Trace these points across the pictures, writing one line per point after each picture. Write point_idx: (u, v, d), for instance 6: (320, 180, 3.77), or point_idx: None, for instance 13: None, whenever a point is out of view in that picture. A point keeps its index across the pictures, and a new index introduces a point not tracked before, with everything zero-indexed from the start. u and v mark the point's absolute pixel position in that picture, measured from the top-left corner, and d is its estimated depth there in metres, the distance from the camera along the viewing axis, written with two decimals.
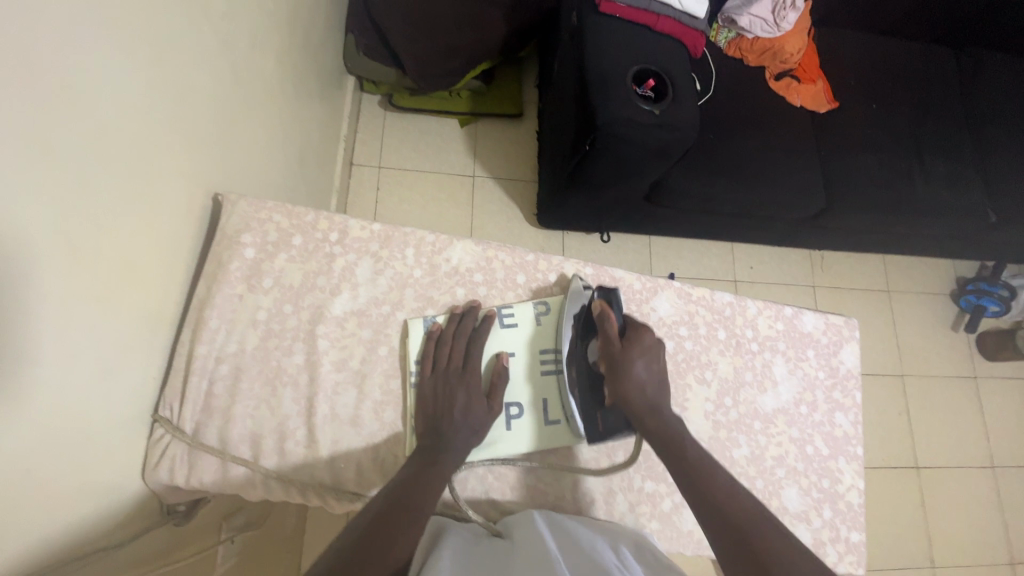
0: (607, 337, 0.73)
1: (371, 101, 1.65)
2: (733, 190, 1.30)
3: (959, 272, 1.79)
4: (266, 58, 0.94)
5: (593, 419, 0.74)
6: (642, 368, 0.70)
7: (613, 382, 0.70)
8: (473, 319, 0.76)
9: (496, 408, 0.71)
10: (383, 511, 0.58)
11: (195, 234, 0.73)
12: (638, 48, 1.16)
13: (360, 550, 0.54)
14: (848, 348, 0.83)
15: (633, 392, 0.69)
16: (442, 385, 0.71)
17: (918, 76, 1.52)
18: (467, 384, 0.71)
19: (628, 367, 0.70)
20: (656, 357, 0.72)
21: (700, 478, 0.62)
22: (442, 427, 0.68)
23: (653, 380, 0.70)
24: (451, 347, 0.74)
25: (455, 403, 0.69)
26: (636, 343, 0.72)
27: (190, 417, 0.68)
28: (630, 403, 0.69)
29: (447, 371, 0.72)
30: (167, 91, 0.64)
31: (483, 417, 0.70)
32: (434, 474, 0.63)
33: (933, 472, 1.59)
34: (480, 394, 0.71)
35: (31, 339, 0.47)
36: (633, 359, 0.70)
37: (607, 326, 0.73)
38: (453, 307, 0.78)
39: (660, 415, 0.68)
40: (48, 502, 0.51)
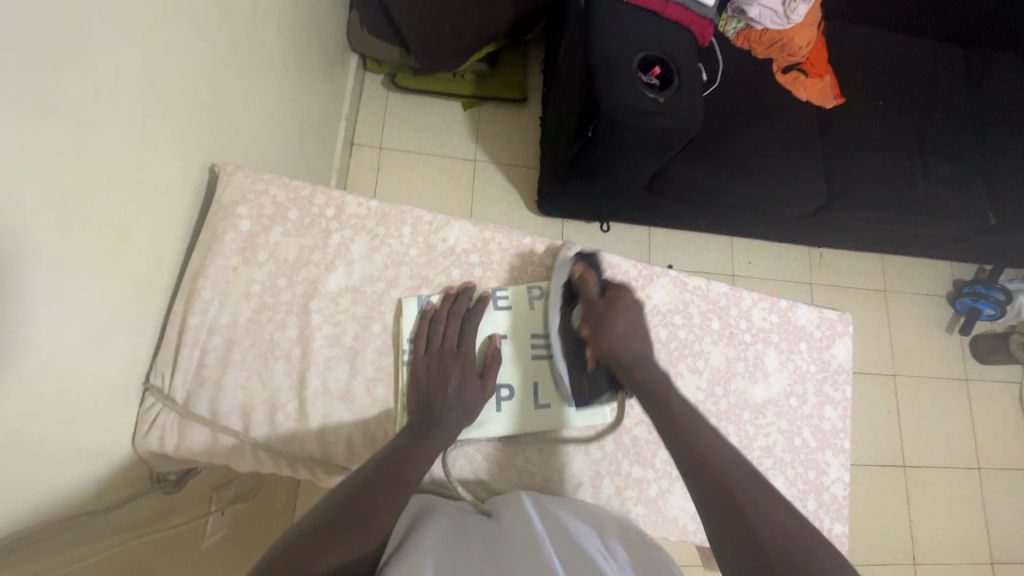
0: (588, 297, 0.74)
1: (374, 80, 1.63)
2: (734, 184, 1.30)
3: (956, 275, 1.80)
4: (268, 29, 0.93)
5: (581, 382, 0.75)
6: (622, 326, 0.72)
7: (598, 339, 0.71)
8: (468, 299, 0.76)
9: (489, 388, 0.72)
10: (367, 485, 0.58)
11: (190, 204, 0.73)
12: (645, 34, 1.14)
13: (337, 525, 0.54)
14: (840, 342, 0.83)
15: (619, 348, 0.70)
16: (436, 363, 0.71)
17: (926, 74, 1.51)
18: (462, 364, 0.72)
19: (610, 323, 0.71)
20: (637, 315, 0.74)
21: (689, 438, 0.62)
22: (435, 405, 0.68)
23: (635, 335, 0.72)
24: (446, 326, 0.74)
25: (449, 381, 0.70)
26: (618, 301, 0.73)
27: (182, 387, 0.68)
28: (618, 357, 0.70)
29: (443, 350, 0.72)
30: (165, 56, 0.63)
31: (476, 397, 0.70)
32: (424, 448, 0.64)
33: (919, 472, 1.60)
34: (474, 374, 0.71)
35: (24, 299, 0.47)
36: (616, 317, 0.72)
37: (587, 288, 0.75)
38: (448, 287, 0.78)
39: (646, 365, 0.70)
40: (37, 464, 0.51)
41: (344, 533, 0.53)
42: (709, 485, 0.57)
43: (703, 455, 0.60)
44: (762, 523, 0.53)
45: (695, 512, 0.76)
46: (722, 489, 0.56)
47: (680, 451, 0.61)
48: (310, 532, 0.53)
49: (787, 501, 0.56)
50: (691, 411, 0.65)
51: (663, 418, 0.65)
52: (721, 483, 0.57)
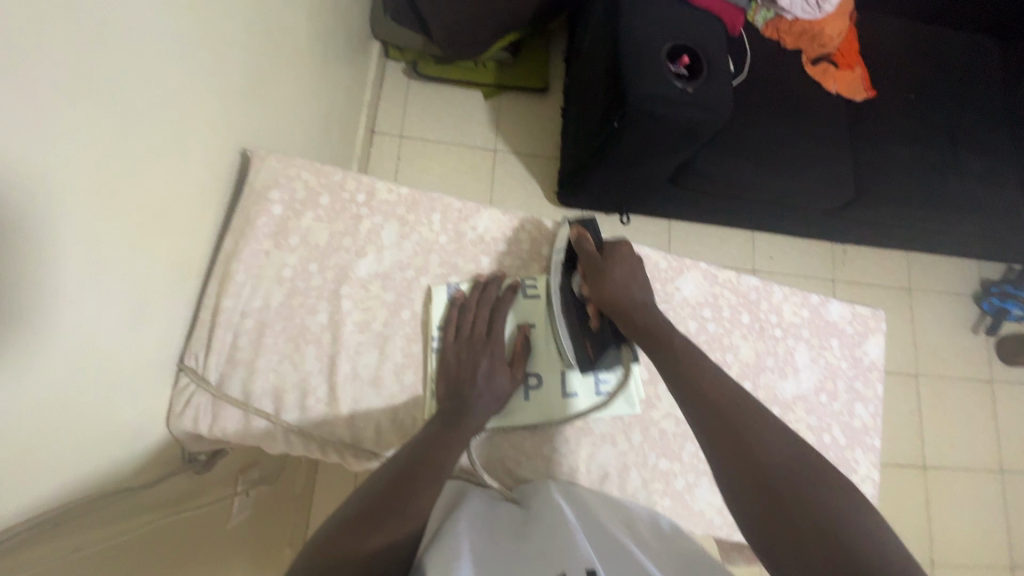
0: (587, 253, 0.73)
1: (396, 68, 1.63)
2: (760, 176, 1.28)
3: (983, 275, 1.76)
4: (298, 14, 0.93)
5: (584, 345, 0.73)
6: (621, 275, 0.71)
7: (597, 291, 0.70)
8: (498, 288, 0.76)
9: (518, 374, 0.72)
10: (399, 473, 0.58)
11: (223, 188, 0.73)
12: (673, 23, 1.12)
13: (375, 512, 0.54)
14: (873, 339, 0.82)
15: (619, 297, 0.69)
16: (466, 349, 0.71)
17: (961, 67, 1.47)
18: (491, 352, 0.71)
19: (608, 272, 0.71)
20: (636, 267, 0.73)
21: (699, 396, 0.60)
22: (465, 391, 0.68)
23: (635, 284, 0.71)
24: (475, 314, 0.74)
25: (479, 368, 0.70)
26: (616, 254, 0.73)
27: (215, 368, 0.69)
28: (618, 306, 0.69)
29: (472, 337, 0.72)
30: (201, 39, 0.63)
31: (506, 383, 0.70)
32: (456, 436, 0.64)
33: (939, 473, 1.58)
34: (503, 361, 0.71)
35: (66, 278, 0.48)
36: (613, 268, 0.71)
37: (585, 245, 0.74)
38: (477, 276, 0.78)
39: (648, 311, 0.69)
40: (77, 441, 0.52)
41: (385, 518, 0.54)
42: (710, 419, 0.58)
43: (703, 391, 0.60)
44: (764, 452, 0.54)
45: (721, 507, 0.75)
46: (723, 421, 0.57)
47: (680, 387, 0.62)
48: (351, 518, 0.54)
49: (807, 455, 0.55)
50: (690, 344, 0.66)
51: (662, 356, 0.65)
52: (722, 417, 0.58)
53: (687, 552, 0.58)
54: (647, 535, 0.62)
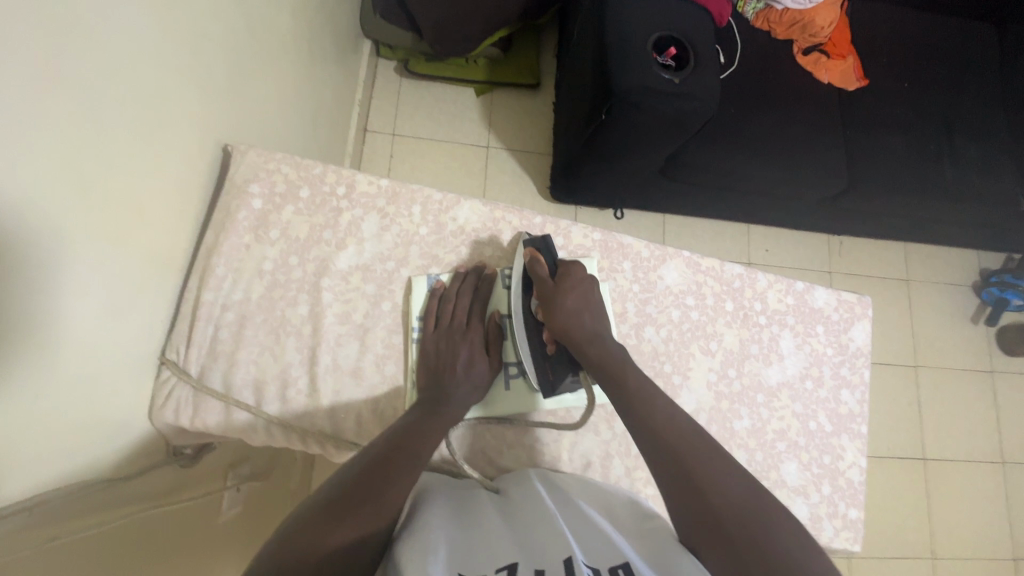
0: (541, 280, 0.72)
1: (387, 66, 1.63)
2: (751, 167, 1.27)
3: (982, 264, 1.74)
4: (281, 10, 0.93)
5: (545, 370, 0.72)
6: (573, 303, 0.70)
7: (551, 320, 0.69)
8: (476, 279, 0.76)
9: (495, 362, 0.73)
10: (372, 463, 0.58)
11: (204, 182, 0.74)
12: (661, 13, 1.12)
13: (348, 497, 0.55)
14: (859, 326, 0.81)
15: (570, 327, 0.69)
16: (445, 338, 0.72)
17: (955, 54, 1.46)
18: (470, 340, 0.73)
19: (560, 299, 0.70)
20: (589, 290, 0.72)
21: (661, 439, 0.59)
22: (444, 380, 0.69)
23: (588, 312, 0.70)
24: (455, 303, 0.75)
25: (458, 357, 0.71)
26: (567, 279, 0.72)
27: (196, 361, 0.69)
28: (572, 336, 0.69)
29: (451, 327, 0.73)
30: (179, 33, 0.63)
31: (485, 373, 0.72)
32: (433, 424, 0.65)
33: (940, 464, 1.57)
34: (481, 350, 0.73)
35: (41, 273, 0.48)
36: (565, 292, 0.71)
37: (538, 270, 0.72)
38: (457, 267, 0.79)
39: (603, 343, 0.68)
40: (54, 435, 0.52)
41: (357, 505, 0.54)
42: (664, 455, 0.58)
43: (664, 435, 0.59)
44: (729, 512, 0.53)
45: None
46: (685, 468, 0.57)
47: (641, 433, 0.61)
48: (323, 504, 0.54)
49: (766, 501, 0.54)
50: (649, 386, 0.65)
51: (624, 400, 0.64)
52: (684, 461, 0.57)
53: (664, 530, 0.57)
54: (627, 516, 0.63)
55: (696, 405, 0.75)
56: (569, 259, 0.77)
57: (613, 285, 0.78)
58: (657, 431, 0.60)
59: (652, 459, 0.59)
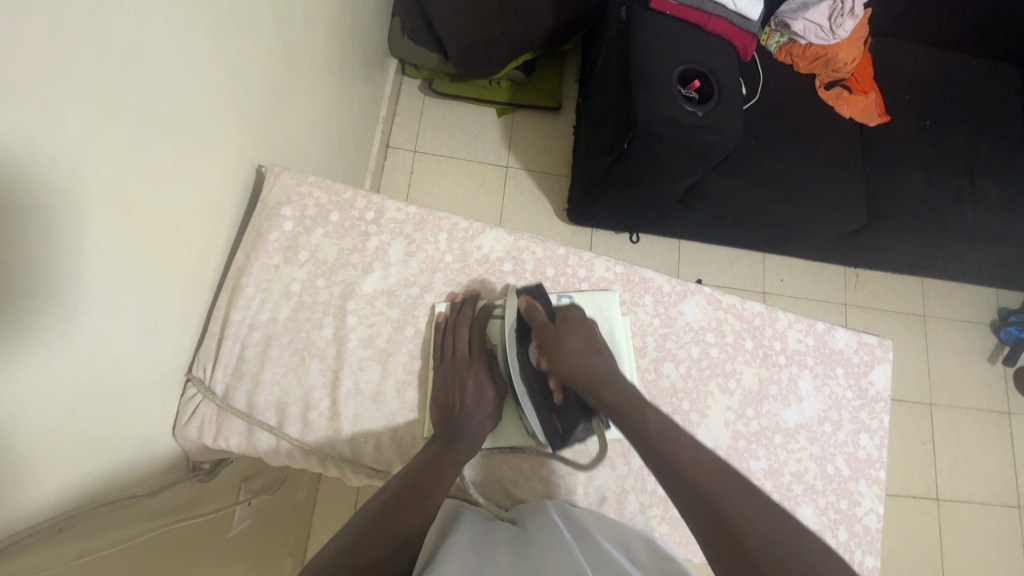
0: (538, 325, 0.73)
1: (412, 85, 1.66)
2: (770, 200, 1.28)
3: (1000, 303, 1.72)
4: (316, 36, 0.96)
5: (552, 423, 0.72)
6: (577, 347, 0.70)
7: (556, 365, 0.70)
8: (473, 307, 0.76)
9: (499, 385, 0.74)
10: (393, 499, 0.60)
11: (237, 203, 0.76)
12: (686, 46, 1.14)
13: (375, 533, 0.56)
14: (879, 369, 0.80)
15: (581, 370, 0.69)
16: (448, 373, 0.72)
17: (978, 93, 1.46)
18: (476, 371, 0.73)
19: (561, 345, 0.70)
20: (590, 332, 0.72)
21: (668, 455, 0.59)
22: (456, 415, 0.69)
23: (593, 355, 0.70)
24: (456, 336, 0.74)
25: (466, 390, 0.71)
26: (567, 322, 0.72)
27: (221, 379, 0.71)
28: (581, 379, 0.69)
29: (453, 361, 0.73)
30: (221, 62, 0.66)
31: (493, 402, 0.72)
32: (449, 458, 0.66)
33: (953, 506, 1.53)
34: (488, 377, 0.73)
35: (80, 290, 0.50)
36: (567, 336, 0.71)
37: (536, 317, 0.73)
38: (453, 296, 0.79)
39: (615, 383, 0.68)
40: (83, 449, 0.54)
41: (380, 542, 0.55)
42: (672, 470, 0.58)
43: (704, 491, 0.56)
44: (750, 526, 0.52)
45: None
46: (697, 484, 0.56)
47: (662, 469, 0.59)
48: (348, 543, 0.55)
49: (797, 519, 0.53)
50: (664, 421, 0.64)
51: (635, 432, 0.63)
52: (691, 474, 0.57)
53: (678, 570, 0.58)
54: (645, 553, 0.63)
55: (713, 444, 0.75)
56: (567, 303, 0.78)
57: (633, 319, 0.79)
58: (679, 461, 0.59)
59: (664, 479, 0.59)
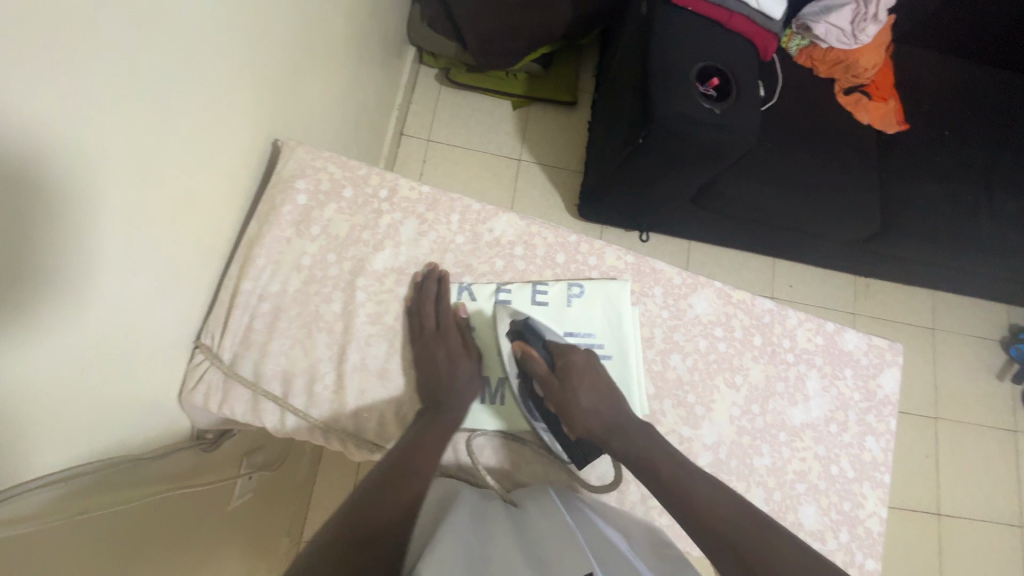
0: (542, 378, 0.72)
1: (429, 73, 1.66)
2: (783, 202, 1.27)
3: (1012, 320, 1.70)
4: (337, 14, 0.96)
5: (576, 455, 0.72)
6: (586, 397, 0.70)
7: (571, 422, 0.70)
8: (433, 283, 0.76)
9: (473, 355, 0.75)
10: (375, 484, 0.60)
11: (252, 175, 0.76)
12: (705, 43, 1.13)
13: (362, 526, 0.55)
14: (888, 372, 0.80)
15: (594, 425, 0.69)
16: (420, 350, 0.73)
17: (1000, 105, 1.44)
18: (444, 342, 0.73)
19: (571, 399, 0.70)
20: (594, 376, 0.71)
21: (691, 508, 0.61)
22: (437, 392, 0.71)
23: (603, 403, 0.70)
24: (421, 314, 0.74)
25: (439, 361, 0.72)
26: (568, 372, 0.71)
27: (229, 348, 0.71)
28: (594, 433, 0.69)
29: (425, 338, 0.73)
30: (244, 33, 0.66)
31: (472, 374, 0.73)
32: (431, 436, 0.66)
33: (954, 521, 1.52)
34: (458, 346, 0.74)
35: (95, 248, 0.50)
36: (574, 388, 0.70)
37: (536, 368, 0.72)
38: (413, 274, 0.78)
39: (626, 432, 0.68)
40: (91, 407, 0.54)
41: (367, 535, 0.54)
42: (696, 523, 0.61)
43: (718, 525, 0.60)
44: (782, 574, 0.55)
45: None
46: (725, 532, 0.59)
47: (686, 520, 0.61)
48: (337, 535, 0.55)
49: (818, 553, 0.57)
50: (662, 447, 0.67)
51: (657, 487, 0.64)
52: (716, 524, 0.60)
53: (678, 557, 0.59)
54: (646, 540, 0.64)
55: (717, 438, 0.74)
56: (562, 341, 0.75)
57: (642, 309, 0.78)
58: (702, 511, 0.61)
59: (690, 527, 0.61)
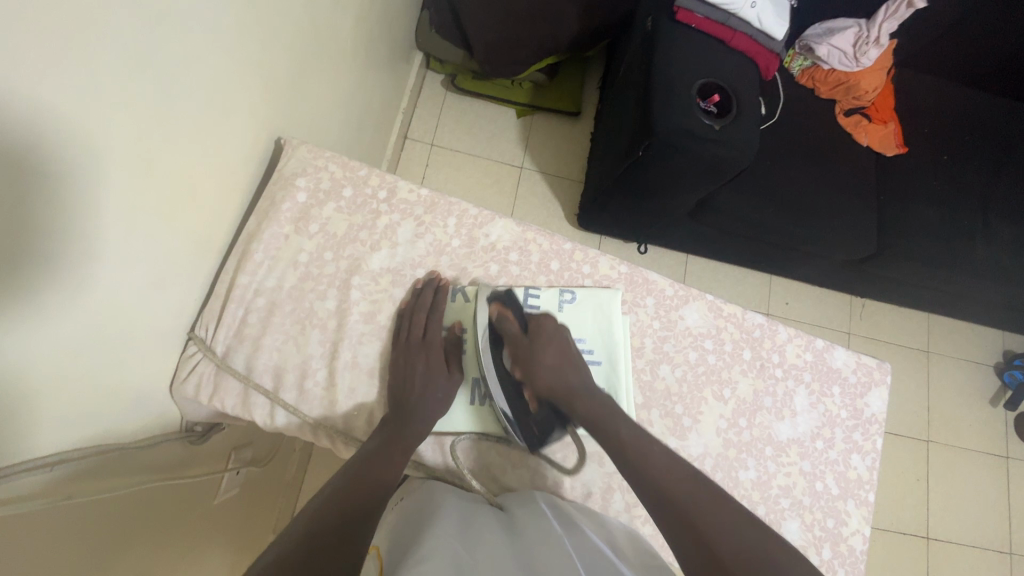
0: (512, 338, 0.75)
1: (435, 79, 1.68)
2: (779, 220, 1.28)
3: (1006, 346, 1.71)
4: (346, 17, 0.98)
5: (530, 429, 0.73)
6: (552, 359, 0.73)
7: (534, 380, 0.72)
8: (431, 292, 0.77)
9: (456, 375, 0.75)
10: (340, 490, 0.60)
11: (254, 172, 0.77)
12: (708, 60, 1.14)
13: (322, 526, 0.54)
14: (876, 392, 0.80)
15: (556, 383, 0.72)
16: (401, 357, 0.73)
17: (998, 132, 1.45)
18: (427, 354, 0.73)
19: (538, 358, 0.73)
20: (562, 344, 0.75)
21: (643, 471, 0.62)
22: (405, 400, 0.70)
23: (568, 368, 0.73)
24: (411, 321, 0.75)
25: (416, 372, 0.72)
26: (541, 334, 0.75)
27: (223, 341, 0.72)
28: (556, 393, 0.72)
29: (409, 344, 0.74)
30: (251, 33, 0.67)
31: (447, 388, 0.73)
32: (393, 450, 0.66)
33: (943, 546, 1.51)
34: (440, 360, 0.74)
35: (96, 238, 0.51)
36: (542, 349, 0.74)
37: (508, 328, 0.75)
38: (416, 282, 0.79)
39: (588, 394, 0.71)
40: (82, 395, 0.55)
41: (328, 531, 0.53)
42: (648, 484, 0.61)
43: (666, 487, 0.60)
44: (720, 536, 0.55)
45: None
46: (674, 500, 0.59)
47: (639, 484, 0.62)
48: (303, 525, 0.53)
49: (758, 524, 0.57)
50: (639, 433, 0.66)
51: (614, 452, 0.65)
52: (666, 488, 0.60)
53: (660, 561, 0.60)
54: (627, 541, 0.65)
55: (703, 449, 0.75)
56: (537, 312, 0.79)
57: (633, 319, 0.79)
58: (657, 476, 0.61)
59: (642, 490, 0.61)
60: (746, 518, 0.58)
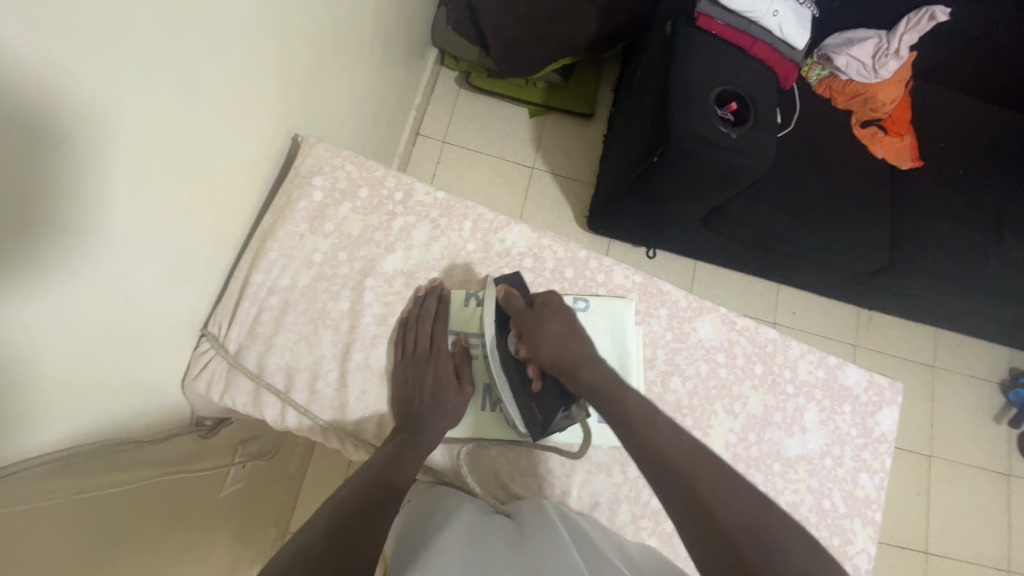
0: (518, 312, 0.73)
1: (449, 76, 1.67)
2: (792, 230, 1.27)
3: (1012, 363, 1.70)
4: (366, 14, 0.97)
5: (534, 413, 0.72)
6: (557, 329, 0.71)
7: (537, 351, 0.70)
8: (435, 300, 0.76)
9: (466, 389, 0.73)
10: (359, 488, 0.59)
11: (271, 169, 0.77)
12: (726, 67, 1.13)
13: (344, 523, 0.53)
14: (887, 410, 0.80)
15: (562, 350, 0.70)
16: (410, 368, 0.72)
17: (1016, 148, 1.44)
18: (436, 365, 0.73)
19: (541, 327, 0.71)
20: (569, 317, 0.73)
21: (646, 440, 0.60)
22: (416, 410, 0.70)
23: (574, 337, 0.72)
24: (417, 331, 0.74)
25: (426, 385, 0.71)
26: (546, 305, 0.74)
27: (235, 338, 0.72)
28: (561, 364, 0.69)
29: (416, 355, 0.73)
30: (273, 30, 0.67)
31: (458, 401, 0.72)
32: (409, 455, 0.66)
33: (942, 561, 1.51)
34: (449, 373, 0.73)
35: (112, 234, 0.51)
36: (547, 317, 0.72)
37: (515, 303, 0.74)
38: (417, 290, 0.78)
39: (595, 364, 0.69)
40: (95, 389, 0.55)
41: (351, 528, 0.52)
42: (649, 454, 0.59)
43: (667, 455, 0.58)
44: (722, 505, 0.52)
45: None
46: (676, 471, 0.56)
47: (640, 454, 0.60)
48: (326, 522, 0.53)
49: (768, 497, 0.54)
50: (646, 407, 0.64)
51: (616, 420, 0.63)
52: (668, 457, 0.58)
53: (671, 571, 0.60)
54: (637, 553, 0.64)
55: None
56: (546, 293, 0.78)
57: (646, 330, 0.79)
58: (661, 445, 0.59)
59: (644, 462, 0.59)
60: (753, 490, 0.54)
